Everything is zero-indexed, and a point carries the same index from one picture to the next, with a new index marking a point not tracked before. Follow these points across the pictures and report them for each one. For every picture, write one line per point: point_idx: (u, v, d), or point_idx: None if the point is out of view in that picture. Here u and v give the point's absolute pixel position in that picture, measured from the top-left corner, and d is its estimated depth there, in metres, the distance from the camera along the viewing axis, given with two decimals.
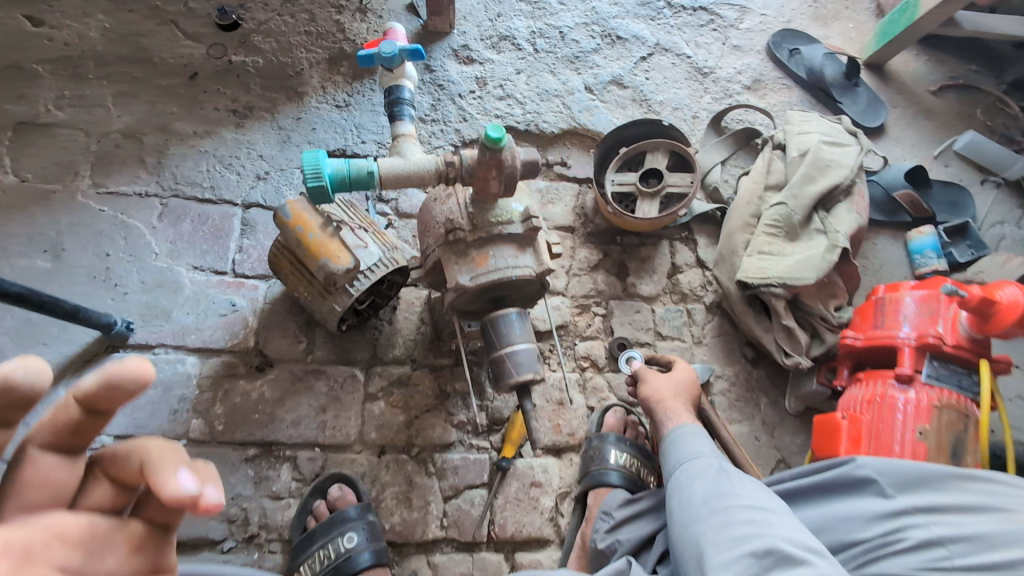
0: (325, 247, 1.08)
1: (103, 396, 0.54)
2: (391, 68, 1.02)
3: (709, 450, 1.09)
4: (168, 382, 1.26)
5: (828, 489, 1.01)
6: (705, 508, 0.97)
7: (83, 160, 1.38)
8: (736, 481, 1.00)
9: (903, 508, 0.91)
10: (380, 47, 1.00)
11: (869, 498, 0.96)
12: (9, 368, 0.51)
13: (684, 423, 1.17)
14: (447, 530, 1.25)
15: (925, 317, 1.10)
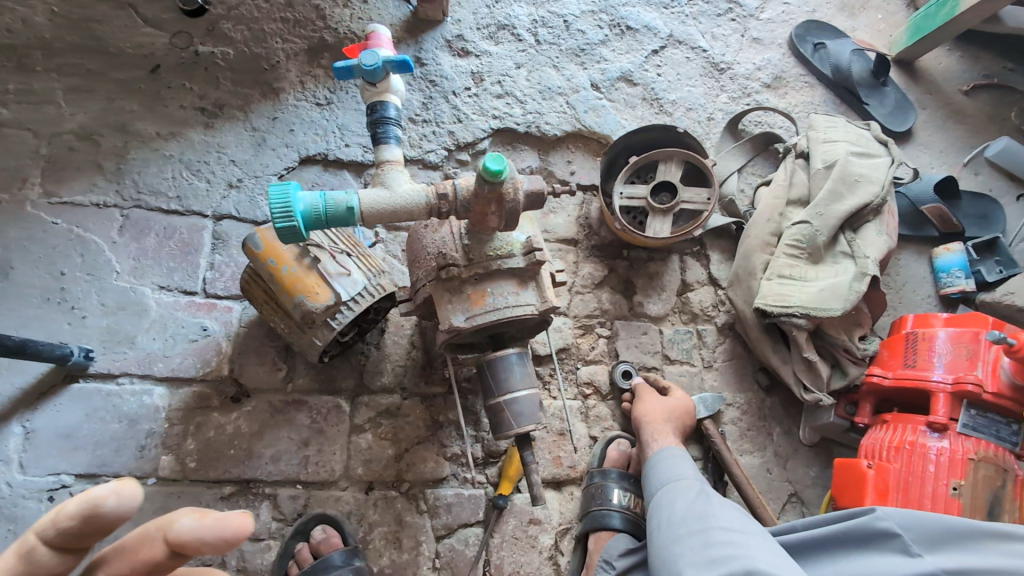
0: (302, 281, 0.96)
1: (194, 543, 0.56)
2: (374, 82, 0.88)
3: (692, 475, 1.04)
4: (133, 416, 1.16)
5: (844, 543, 0.90)
6: (685, 532, 0.91)
7: (32, 165, 1.24)
8: (717, 503, 0.95)
9: (931, 570, 0.80)
10: (361, 58, 0.86)
11: (892, 556, 0.84)
12: (103, 496, 0.53)
13: (670, 445, 1.13)
14: (439, 572, 1.16)
15: (963, 360, 1.01)
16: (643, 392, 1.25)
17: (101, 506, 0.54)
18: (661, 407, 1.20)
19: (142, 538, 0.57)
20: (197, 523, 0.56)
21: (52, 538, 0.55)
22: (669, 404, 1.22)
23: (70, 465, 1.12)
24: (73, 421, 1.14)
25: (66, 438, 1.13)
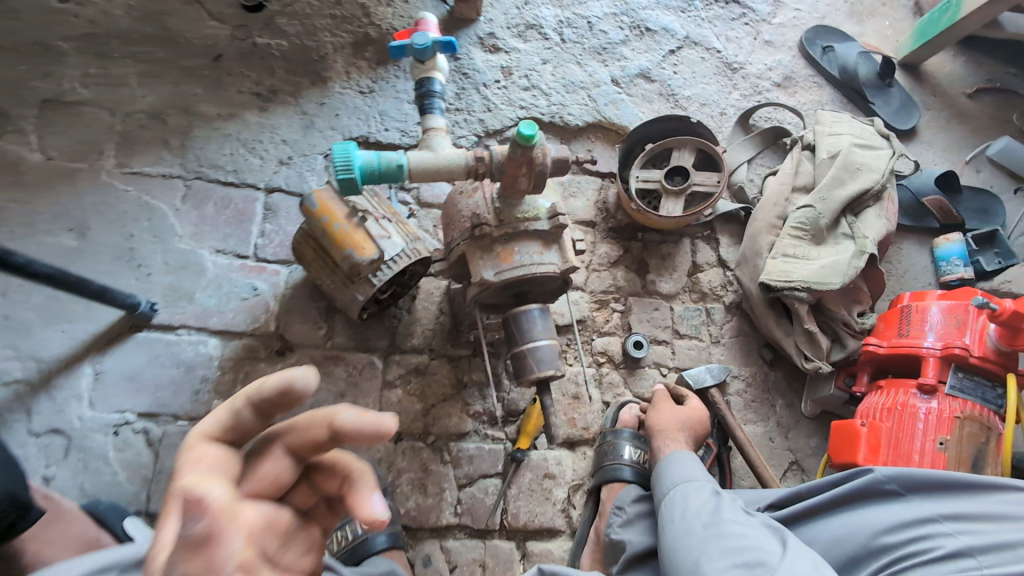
0: (350, 237, 1.07)
1: (353, 433, 0.62)
2: (423, 60, 1.02)
3: (702, 474, 1.08)
4: (190, 363, 1.29)
5: (848, 501, 0.98)
6: (699, 524, 0.96)
7: (108, 140, 1.39)
8: (728, 502, 1.00)
9: (928, 516, 0.89)
10: (413, 39, 1.01)
11: (892, 508, 0.93)
12: (295, 375, 0.61)
13: (679, 450, 1.16)
14: (461, 517, 1.27)
15: (952, 328, 1.09)
16: (660, 401, 1.29)
17: (292, 381, 0.61)
18: (676, 416, 1.24)
19: (310, 422, 0.64)
20: (357, 418, 0.62)
21: (255, 402, 0.62)
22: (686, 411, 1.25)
23: (134, 404, 1.25)
24: (138, 365, 1.27)
25: (132, 380, 1.26)
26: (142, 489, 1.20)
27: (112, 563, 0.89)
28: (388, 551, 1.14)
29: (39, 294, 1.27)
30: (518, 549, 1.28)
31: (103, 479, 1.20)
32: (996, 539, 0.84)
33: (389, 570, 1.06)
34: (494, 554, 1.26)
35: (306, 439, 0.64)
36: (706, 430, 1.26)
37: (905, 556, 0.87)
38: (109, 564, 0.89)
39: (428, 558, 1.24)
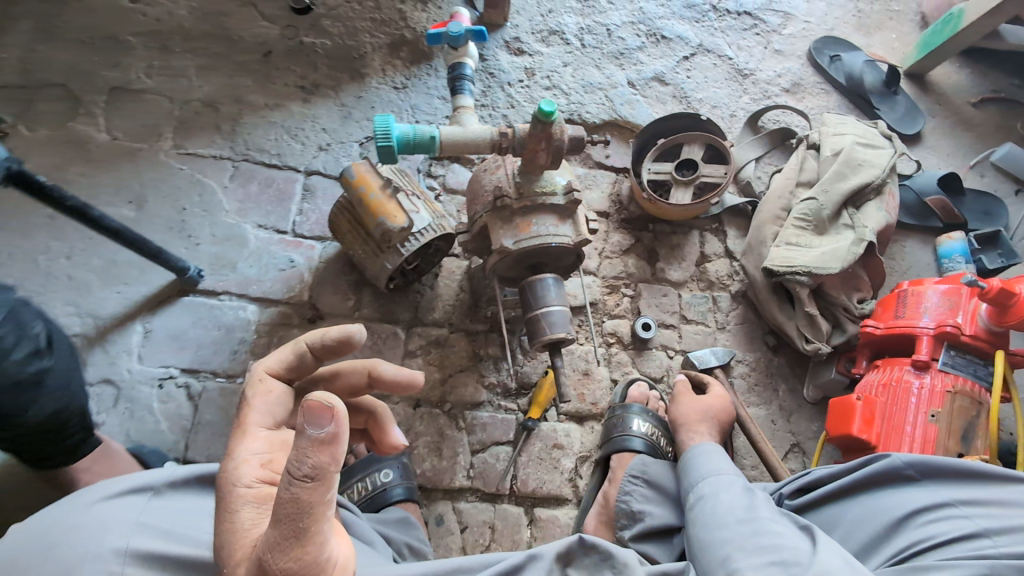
0: (384, 206, 1.18)
1: (388, 379, 0.92)
2: (456, 47, 1.17)
3: (732, 473, 1.04)
4: (230, 325, 1.40)
5: (862, 488, 0.92)
6: (730, 520, 0.91)
7: (166, 124, 1.53)
8: (763, 500, 0.95)
9: (945, 499, 0.83)
10: (448, 27, 1.16)
11: (907, 493, 0.87)
12: (353, 329, 0.83)
13: (705, 442, 1.17)
14: (473, 480, 1.34)
15: (946, 309, 1.15)
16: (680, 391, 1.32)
17: (349, 334, 0.83)
18: (697, 407, 1.27)
19: (353, 369, 0.93)
20: (393, 371, 0.92)
21: (316, 347, 0.83)
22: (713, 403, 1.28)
23: (177, 360, 1.35)
24: (183, 325, 1.38)
25: (176, 339, 1.37)
26: (180, 438, 1.29)
27: (148, 485, 0.85)
28: (404, 503, 1.22)
29: (99, 257, 1.40)
30: (526, 514, 1.33)
31: (146, 427, 1.29)
32: (1016, 522, 0.77)
33: (404, 517, 1.15)
34: (503, 518, 1.32)
35: (351, 383, 0.93)
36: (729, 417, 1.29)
37: (917, 540, 0.80)
38: (143, 486, 0.84)
39: (440, 518, 1.30)
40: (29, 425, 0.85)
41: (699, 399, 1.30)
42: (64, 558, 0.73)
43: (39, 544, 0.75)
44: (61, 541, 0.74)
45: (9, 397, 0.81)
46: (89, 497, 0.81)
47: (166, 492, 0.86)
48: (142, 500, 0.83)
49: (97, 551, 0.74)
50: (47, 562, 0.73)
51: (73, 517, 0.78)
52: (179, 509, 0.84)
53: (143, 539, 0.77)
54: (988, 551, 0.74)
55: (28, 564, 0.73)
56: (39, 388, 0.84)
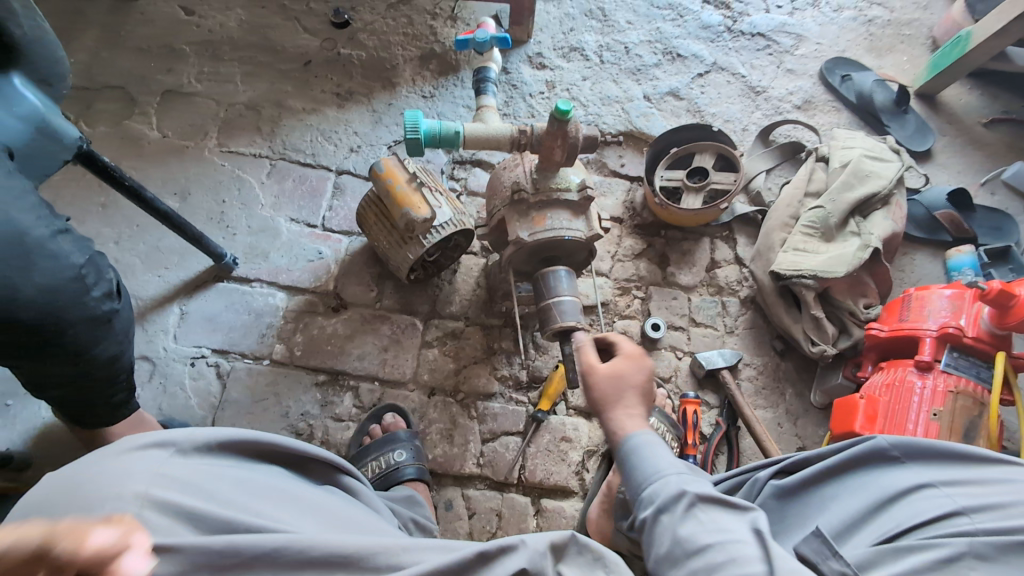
0: (408, 198, 1.25)
1: None
2: (482, 51, 1.29)
3: (673, 466, 0.83)
4: (260, 311, 1.48)
5: (842, 473, 0.87)
6: (677, 548, 0.74)
7: (212, 124, 1.65)
8: (715, 514, 0.75)
9: (925, 480, 0.79)
10: (474, 35, 1.27)
11: (888, 476, 0.83)
12: None
13: (638, 431, 0.90)
14: (482, 468, 1.38)
15: (949, 312, 1.18)
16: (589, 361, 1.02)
17: None
18: (614, 381, 0.97)
19: None
20: None
21: None
22: (629, 373, 0.97)
23: (209, 340, 1.44)
24: (217, 309, 1.47)
25: (209, 321, 1.46)
26: (209, 414, 1.36)
27: (173, 439, 0.72)
28: (414, 482, 1.28)
29: (144, 244, 1.51)
30: (533, 504, 1.36)
31: (178, 402, 1.37)
32: (997, 501, 0.73)
33: (410, 496, 1.18)
34: (510, 506, 1.35)
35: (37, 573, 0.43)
36: (651, 374, 1.01)
37: (896, 521, 0.76)
38: (166, 440, 0.72)
39: (449, 503, 1.34)
40: (91, 365, 0.91)
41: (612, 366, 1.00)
42: (88, 503, 0.63)
43: (62, 488, 0.65)
44: (86, 483, 0.64)
45: (84, 330, 0.87)
46: (112, 446, 0.69)
47: (193, 451, 0.73)
48: (165, 455, 0.70)
49: (120, 495, 0.64)
50: (71, 506, 0.63)
51: (94, 465, 0.67)
52: (211, 470, 0.73)
53: (169, 492, 0.67)
54: (964, 529, 0.71)
55: (54, 505, 0.64)
56: (108, 327, 0.91)
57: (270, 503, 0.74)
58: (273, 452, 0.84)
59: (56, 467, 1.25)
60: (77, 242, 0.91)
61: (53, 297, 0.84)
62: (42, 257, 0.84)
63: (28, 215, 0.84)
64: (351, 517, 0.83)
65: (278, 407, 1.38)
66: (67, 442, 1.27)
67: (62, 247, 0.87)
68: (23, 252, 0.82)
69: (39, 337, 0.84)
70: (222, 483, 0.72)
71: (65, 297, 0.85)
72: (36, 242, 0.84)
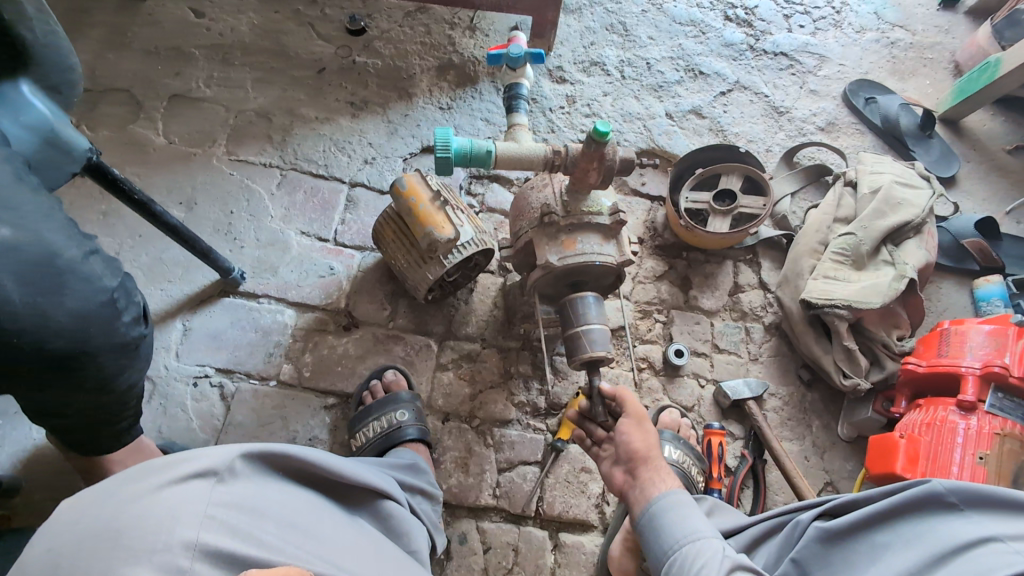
0: (432, 217, 1.21)
1: None
2: (514, 67, 1.31)
3: (708, 530, 0.88)
4: (267, 328, 1.41)
5: (894, 517, 0.80)
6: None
7: (221, 131, 1.59)
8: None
9: (990, 533, 0.70)
10: (509, 50, 1.30)
11: (943, 526, 0.74)
12: None
13: (671, 489, 0.97)
14: (498, 499, 1.32)
15: (992, 349, 1.14)
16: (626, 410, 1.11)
17: None
18: (648, 438, 1.08)
19: None
20: None
21: None
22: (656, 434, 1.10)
23: (213, 359, 1.36)
24: (221, 326, 1.40)
25: (213, 339, 1.38)
26: (211, 438, 1.29)
27: (214, 468, 0.69)
28: (415, 443, 1.25)
29: (147, 256, 1.44)
30: (551, 539, 1.30)
31: (178, 425, 1.29)
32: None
33: (415, 463, 1.12)
34: (527, 540, 1.29)
35: None
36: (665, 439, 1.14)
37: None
38: (207, 469, 0.69)
39: (464, 536, 1.27)
40: (110, 395, 0.84)
41: (640, 426, 1.10)
42: (132, 552, 0.59)
43: (98, 535, 0.60)
44: (129, 530, 0.60)
45: (111, 358, 0.80)
46: (147, 481, 0.65)
47: (233, 480, 0.71)
48: (209, 488, 0.67)
49: (167, 546, 0.60)
50: (111, 556, 0.58)
51: (131, 507, 0.62)
52: (254, 505, 0.71)
53: (219, 538, 0.64)
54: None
55: (87, 556, 0.58)
56: (136, 354, 0.84)
57: (313, 546, 0.73)
58: (311, 474, 0.83)
59: (47, 494, 1.17)
60: (108, 263, 0.83)
61: (85, 325, 0.76)
62: (75, 280, 0.76)
63: (60, 235, 0.77)
64: (381, 562, 0.82)
65: (285, 431, 1.31)
66: (61, 469, 1.19)
67: (94, 268, 0.80)
68: (54, 276, 0.74)
69: (64, 368, 0.76)
70: (267, 524, 0.70)
71: (96, 323, 0.78)
72: (68, 265, 0.76)
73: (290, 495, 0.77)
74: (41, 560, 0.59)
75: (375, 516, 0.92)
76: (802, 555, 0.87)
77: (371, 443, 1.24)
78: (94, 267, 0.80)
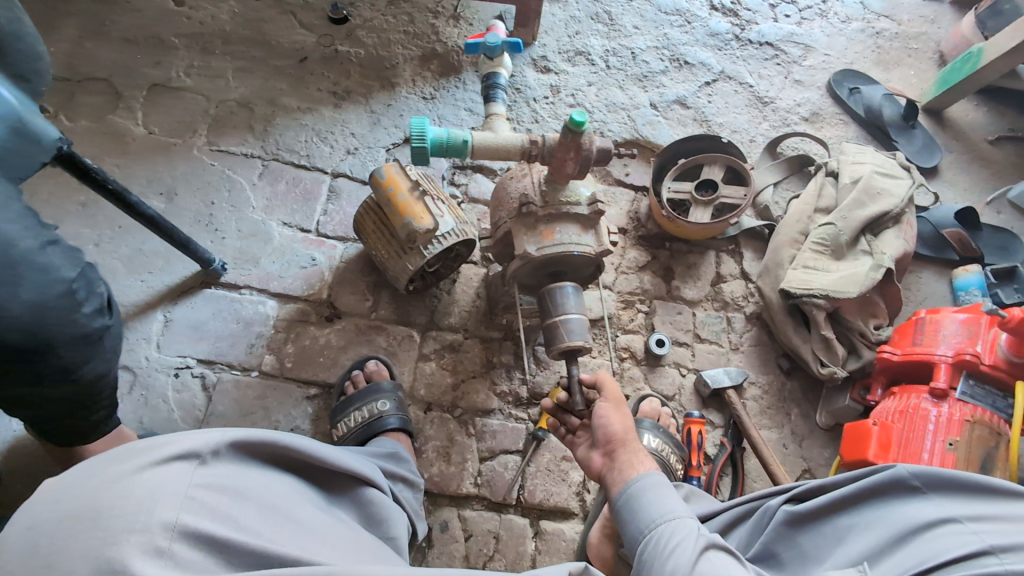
0: (411, 208, 1.20)
1: None
2: (492, 56, 1.31)
3: (684, 511, 0.89)
4: (249, 319, 1.41)
5: (860, 501, 0.82)
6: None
7: (202, 121, 1.58)
8: (717, 559, 0.80)
9: (949, 516, 0.72)
10: (487, 39, 1.29)
11: (905, 509, 0.77)
12: None
13: (648, 472, 0.98)
14: (480, 488, 1.33)
15: (965, 338, 1.16)
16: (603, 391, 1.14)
17: None
18: (624, 424, 1.09)
19: None
20: None
21: None
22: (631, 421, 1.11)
23: (195, 350, 1.36)
24: (202, 317, 1.40)
25: (195, 330, 1.38)
26: (193, 428, 1.29)
27: (197, 450, 0.69)
28: (397, 432, 1.26)
29: (128, 246, 1.43)
30: (532, 526, 1.31)
31: (160, 415, 1.29)
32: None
33: (395, 452, 1.13)
34: (508, 528, 1.30)
35: None
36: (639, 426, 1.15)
37: (919, 559, 0.70)
38: (190, 451, 0.69)
39: (445, 524, 1.29)
40: (78, 386, 0.84)
41: (617, 411, 1.11)
42: (112, 532, 0.59)
43: (81, 514, 0.61)
44: (110, 509, 0.60)
45: (73, 350, 0.81)
46: (129, 462, 0.65)
47: (215, 462, 0.71)
48: (191, 469, 0.68)
49: (147, 525, 0.60)
50: (92, 534, 0.59)
51: (112, 487, 0.63)
52: (237, 488, 0.71)
53: (199, 519, 0.64)
54: (995, 570, 0.64)
55: (69, 536, 0.59)
56: (98, 346, 0.85)
57: (292, 530, 0.73)
58: (294, 459, 0.84)
59: (28, 485, 1.17)
60: (67, 253, 0.84)
61: (42, 316, 0.77)
62: (31, 271, 0.77)
63: (15, 226, 0.77)
64: (360, 548, 0.82)
65: (267, 421, 1.31)
66: (41, 460, 1.19)
67: (51, 259, 0.80)
68: (10, 266, 0.75)
69: (26, 358, 0.77)
70: (248, 507, 0.70)
71: (53, 314, 0.78)
72: (23, 255, 0.77)
73: (272, 479, 0.77)
74: (20, 539, 0.60)
75: (357, 503, 0.93)
76: (770, 540, 0.89)
77: (353, 433, 1.25)
78: (52, 259, 0.80)
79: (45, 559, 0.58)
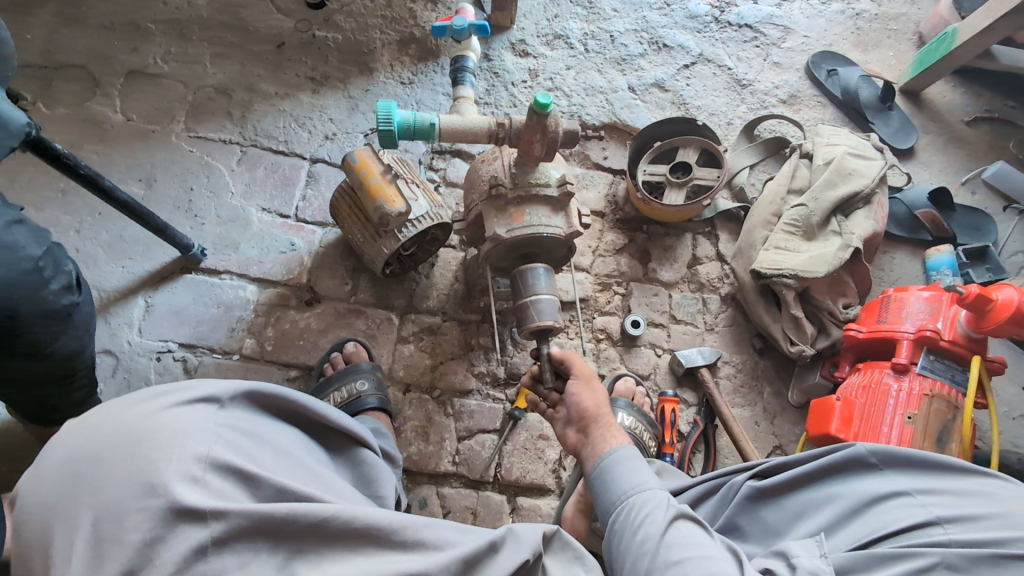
0: (383, 190, 1.22)
1: None
2: (461, 39, 1.31)
3: (654, 483, 0.91)
4: (229, 304, 1.43)
5: (819, 478, 0.85)
6: (655, 555, 0.79)
7: (180, 108, 1.58)
8: (683, 528, 0.82)
9: (903, 489, 0.76)
10: (455, 22, 1.29)
11: (862, 482, 0.80)
12: None
13: (622, 446, 1.00)
14: (458, 466, 1.36)
15: (927, 315, 1.19)
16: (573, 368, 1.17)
17: None
18: (597, 399, 1.12)
19: None
20: None
21: None
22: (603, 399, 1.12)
23: (176, 334, 1.38)
24: (183, 302, 1.41)
25: (176, 315, 1.40)
26: None
27: (217, 395, 0.75)
28: (376, 412, 1.28)
29: (108, 233, 1.45)
30: (508, 503, 1.35)
31: None
32: (974, 511, 0.71)
33: (376, 428, 1.17)
34: (486, 504, 1.34)
35: None
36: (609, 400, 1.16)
37: (871, 530, 0.74)
38: (210, 396, 0.75)
39: (424, 501, 1.32)
40: (51, 361, 0.91)
41: (590, 389, 1.14)
42: (151, 458, 0.65)
43: (121, 441, 0.67)
44: (149, 439, 0.66)
45: (44, 328, 0.87)
46: (157, 402, 0.71)
47: (234, 408, 0.77)
48: (213, 411, 0.73)
49: (182, 455, 0.66)
50: (133, 459, 0.65)
51: (149, 419, 0.69)
52: (254, 431, 0.77)
53: (228, 453, 0.70)
54: (940, 540, 0.69)
55: (113, 459, 0.65)
56: (65, 321, 0.91)
57: (303, 474, 0.78)
58: (298, 416, 0.87)
59: (11, 465, 1.20)
60: (34, 234, 0.89)
61: (11, 291, 0.82)
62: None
63: None
64: (357, 498, 0.85)
65: None
66: (24, 442, 1.22)
67: (16, 237, 0.85)
68: None
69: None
70: (265, 449, 0.76)
71: (19, 290, 0.83)
72: None
73: (281, 430, 0.82)
74: (64, 462, 0.66)
75: (350, 464, 0.94)
76: (735, 516, 0.91)
77: None
78: (18, 239, 0.86)
79: (91, 481, 0.64)
